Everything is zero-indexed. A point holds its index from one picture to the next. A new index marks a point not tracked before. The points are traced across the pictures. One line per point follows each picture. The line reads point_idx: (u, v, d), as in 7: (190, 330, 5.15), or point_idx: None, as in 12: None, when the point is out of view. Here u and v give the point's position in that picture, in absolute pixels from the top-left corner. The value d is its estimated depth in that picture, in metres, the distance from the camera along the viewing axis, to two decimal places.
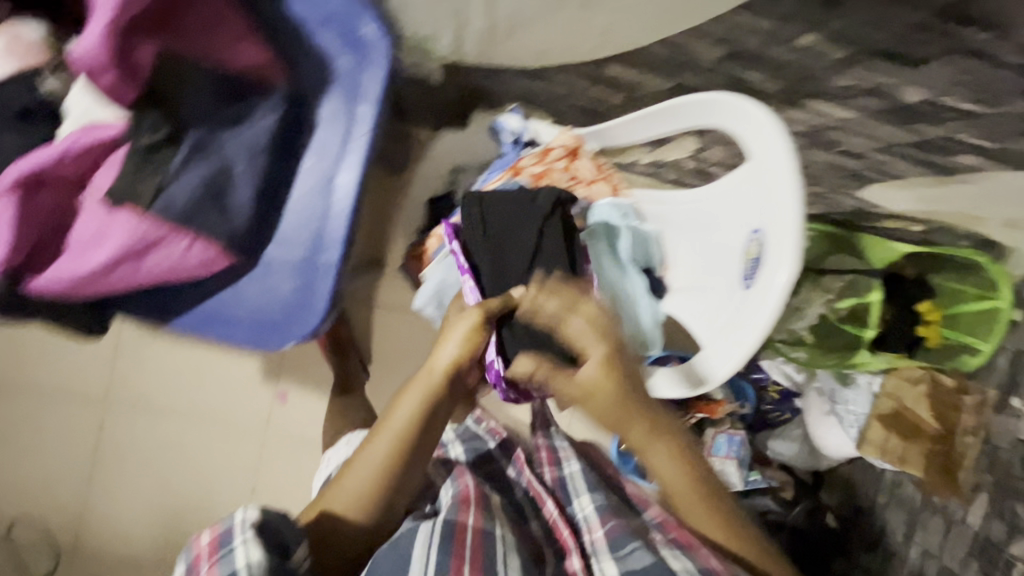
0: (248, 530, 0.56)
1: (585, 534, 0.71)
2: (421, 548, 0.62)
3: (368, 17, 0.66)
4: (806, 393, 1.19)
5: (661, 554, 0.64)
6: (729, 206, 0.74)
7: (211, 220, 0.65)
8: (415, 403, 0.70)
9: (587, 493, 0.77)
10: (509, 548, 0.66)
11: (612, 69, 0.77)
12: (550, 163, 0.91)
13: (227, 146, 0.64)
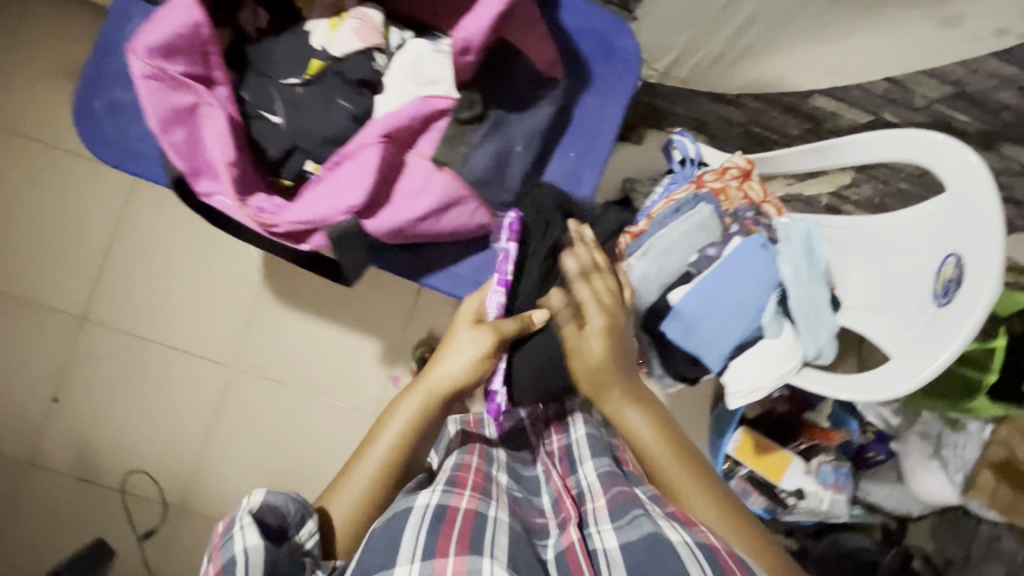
0: (245, 517, 0.54)
1: (590, 502, 0.64)
2: (411, 535, 0.54)
3: (627, 32, 0.76)
4: (905, 437, 1.16)
5: (661, 524, 0.55)
6: (922, 234, 0.80)
7: (492, 190, 0.71)
8: (412, 409, 0.69)
9: (591, 459, 0.71)
10: (504, 531, 0.57)
11: (817, 101, 0.85)
12: (727, 181, 0.97)
13: (514, 128, 0.70)
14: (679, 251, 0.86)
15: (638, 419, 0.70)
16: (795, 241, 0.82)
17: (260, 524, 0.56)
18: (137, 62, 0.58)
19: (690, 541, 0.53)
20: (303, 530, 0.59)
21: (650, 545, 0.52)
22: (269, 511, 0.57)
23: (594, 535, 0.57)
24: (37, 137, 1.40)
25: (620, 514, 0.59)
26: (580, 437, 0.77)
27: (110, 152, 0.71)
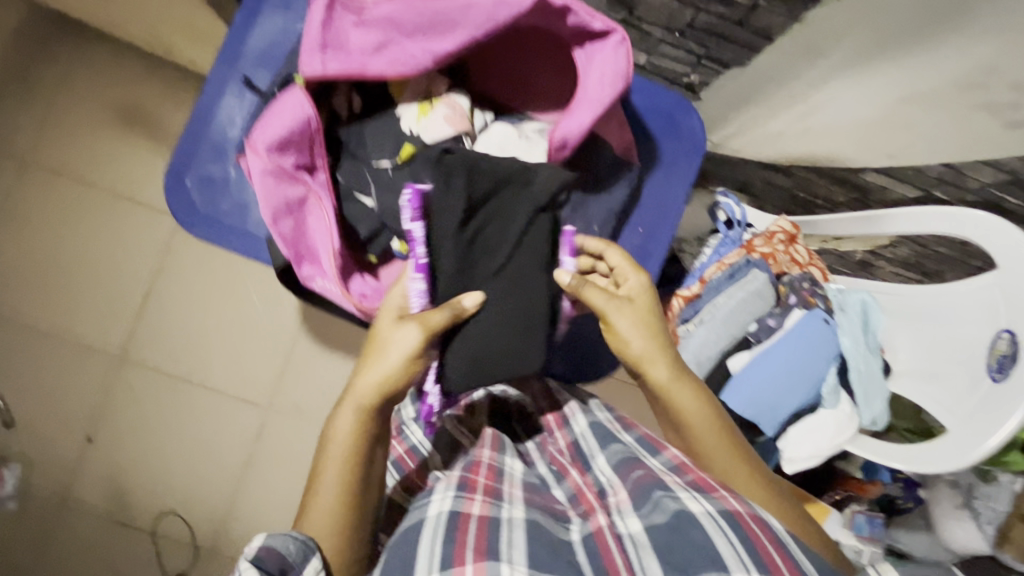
0: (245, 563, 0.53)
1: (609, 496, 0.65)
2: (429, 538, 0.58)
3: (692, 113, 0.80)
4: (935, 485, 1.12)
5: (681, 500, 0.57)
6: (974, 305, 0.83)
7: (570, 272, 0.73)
8: (348, 422, 0.65)
9: (602, 455, 0.73)
10: (519, 528, 0.58)
11: (867, 175, 0.89)
12: (775, 246, 0.99)
13: (590, 209, 0.74)
14: (737, 318, 0.88)
15: (683, 395, 0.70)
16: (851, 316, 0.86)
17: (264, 572, 0.54)
18: (256, 159, 0.65)
19: (713, 510, 0.55)
20: (308, 566, 0.58)
21: (675, 526, 0.54)
22: (271, 554, 0.55)
23: (620, 522, 0.58)
24: (88, 180, 1.43)
25: (642, 502, 0.60)
26: (584, 432, 0.79)
27: (200, 226, 0.74)
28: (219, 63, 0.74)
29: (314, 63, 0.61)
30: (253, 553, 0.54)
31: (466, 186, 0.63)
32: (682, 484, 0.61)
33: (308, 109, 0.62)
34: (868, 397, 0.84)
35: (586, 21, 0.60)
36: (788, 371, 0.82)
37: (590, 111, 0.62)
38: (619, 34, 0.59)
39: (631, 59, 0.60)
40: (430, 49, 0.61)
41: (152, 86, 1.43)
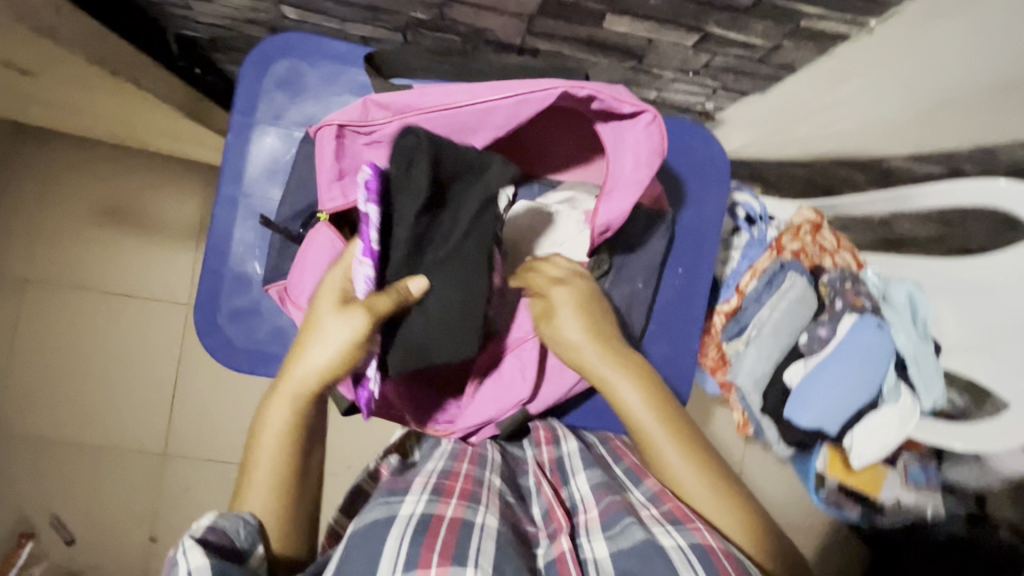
0: (188, 540, 0.43)
1: (581, 515, 0.56)
2: (393, 542, 0.47)
3: (711, 142, 0.78)
4: None
5: (654, 532, 0.50)
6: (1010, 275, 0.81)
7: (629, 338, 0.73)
8: (280, 421, 0.56)
9: (584, 472, 0.62)
10: (490, 539, 0.49)
11: (893, 161, 0.87)
12: (803, 240, 0.96)
13: (633, 268, 0.73)
14: (783, 331, 0.88)
15: (626, 387, 0.61)
16: (899, 305, 0.86)
17: (209, 546, 0.45)
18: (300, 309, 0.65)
19: (685, 544, 0.48)
20: (253, 554, 0.48)
21: (645, 558, 0.46)
22: (219, 533, 0.47)
23: (586, 545, 0.50)
24: (86, 284, 1.36)
25: (611, 525, 0.52)
26: (572, 451, 0.66)
27: (241, 359, 0.72)
28: (224, 188, 0.71)
29: (336, 195, 0.61)
30: (198, 529, 0.46)
31: (431, 168, 0.54)
32: (654, 518, 0.53)
33: (339, 249, 0.62)
34: (924, 386, 0.84)
35: (614, 106, 0.58)
36: (849, 379, 0.82)
37: (625, 191, 0.60)
38: (648, 114, 0.58)
39: (665, 134, 0.59)
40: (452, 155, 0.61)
41: (128, 175, 1.36)
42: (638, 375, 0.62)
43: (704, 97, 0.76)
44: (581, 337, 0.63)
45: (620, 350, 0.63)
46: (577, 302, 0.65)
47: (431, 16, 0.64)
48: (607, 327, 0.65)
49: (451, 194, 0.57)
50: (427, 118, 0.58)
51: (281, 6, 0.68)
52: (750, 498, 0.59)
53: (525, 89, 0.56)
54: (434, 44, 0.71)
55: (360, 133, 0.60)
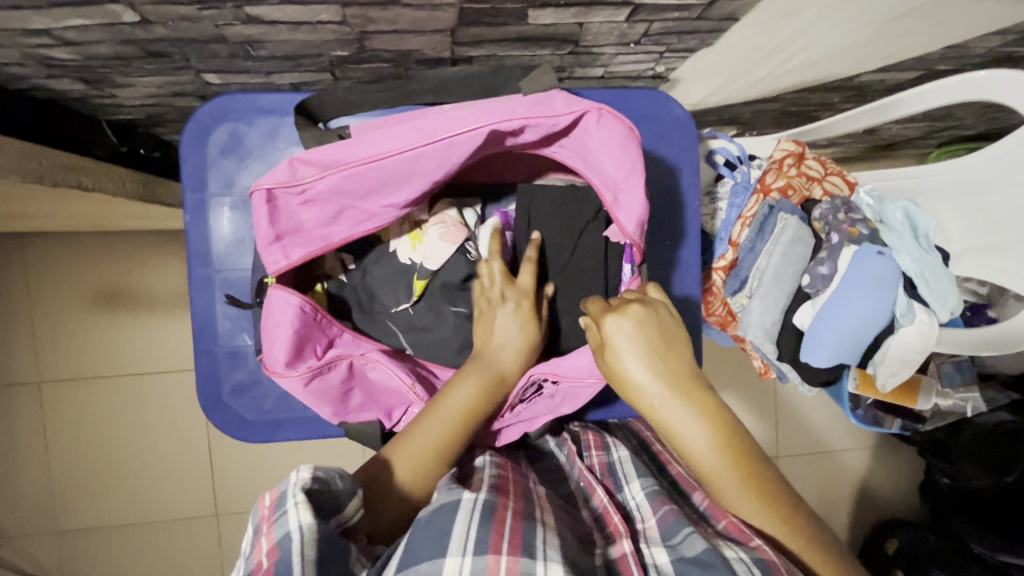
0: (298, 492, 0.47)
1: (640, 523, 0.61)
2: (461, 525, 0.50)
3: (673, 101, 0.75)
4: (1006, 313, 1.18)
5: (716, 542, 0.52)
6: (1008, 171, 0.81)
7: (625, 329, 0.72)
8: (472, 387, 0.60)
9: (638, 480, 0.67)
10: (553, 533, 0.52)
11: (865, 76, 0.84)
12: (788, 174, 0.93)
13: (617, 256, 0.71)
14: (785, 275, 0.86)
15: (693, 427, 0.57)
16: (898, 224, 0.85)
17: (314, 500, 0.48)
18: (282, 380, 0.61)
19: (748, 559, 0.50)
20: (353, 502, 0.51)
21: (706, 564, 0.49)
22: (321, 486, 0.49)
23: (648, 551, 0.55)
24: (103, 373, 1.38)
25: (673, 533, 0.56)
26: (622, 458, 0.72)
27: (256, 431, 0.73)
28: (194, 268, 0.70)
29: (277, 255, 0.59)
30: (303, 482, 0.49)
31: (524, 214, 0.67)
32: (715, 534, 0.56)
33: (295, 302, 0.58)
34: (937, 296, 0.82)
35: (553, 126, 0.56)
36: (863, 308, 0.80)
37: (614, 189, 0.60)
38: (591, 110, 0.56)
39: (620, 119, 0.57)
40: (394, 202, 0.59)
41: (111, 258, 1.35)
42: (707, 414, 0.58)
43: (653, 64, 0.72)
44: (650, 379, 0.58)
45: (691, 390, 0.58)
46: (646, 341, 0.59)
47: (352, 51, 0.61)
48: (676, 359, 0.59)
49: (570, 224, 0.67)
50: (359, 170, 0.56)
51: (200, 74, 0.65)
52: (824, 537, 0.56)
53: (452, 130, 0.54)
54: (365, 74, 0.68)
55: (291, 193, 0.57)
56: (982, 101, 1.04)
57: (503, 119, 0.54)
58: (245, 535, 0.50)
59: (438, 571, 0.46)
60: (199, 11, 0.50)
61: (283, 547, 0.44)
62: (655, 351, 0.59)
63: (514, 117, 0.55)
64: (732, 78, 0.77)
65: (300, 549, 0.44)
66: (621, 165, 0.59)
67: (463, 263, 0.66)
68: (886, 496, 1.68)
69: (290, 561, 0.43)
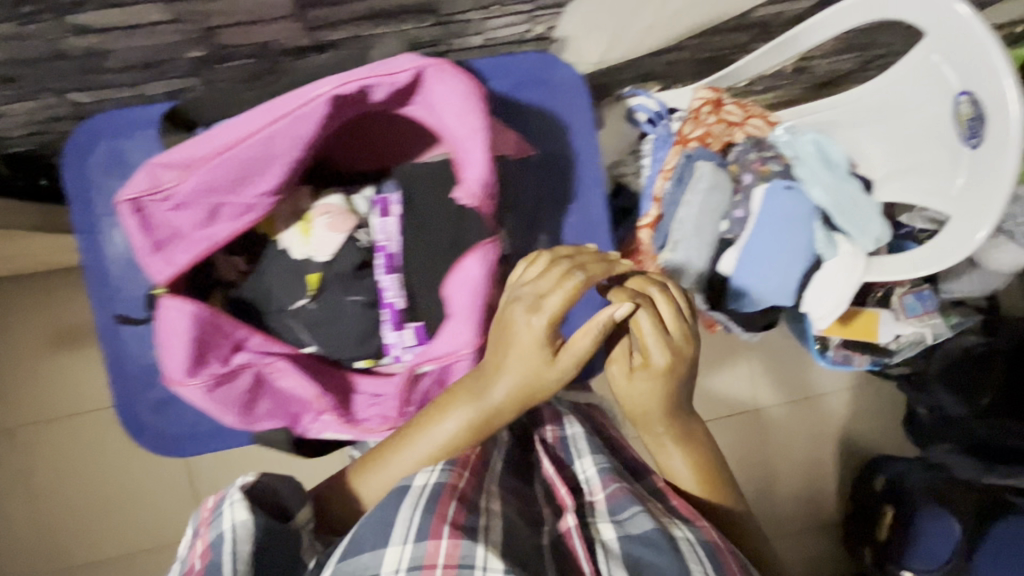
0: (236, 494, 0.52)
1: (587, 497, 0.61)
2: (404, 512, 0.51)
3: (560, 64, 0.73)
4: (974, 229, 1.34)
5: (664, 521, 0.55)
6: (916, 87, 0.80)
7: None
8: (453, 426, 0.58)
9: (589, 455, 0.66)
10: (498, 517, 0.53)
11: (756, 11, 0.82)
12: (706, 123, 0.94)
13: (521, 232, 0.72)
14: (704, 223, 0.85)
15: (679, 452, 0.69)
16: (808, 156, 0.83)
17: (256, 499, 0.53)
18: (182, 390, 0.58)
19: (695, 539, 0.55)
20: (303, 509, 0.56)
21: (651, 542, 0.53)
22: (266, 489, 0.54)
23: (593, 525, 0.57)
24: (73, 411, 1.38)
25: (618, 510, 0.57)
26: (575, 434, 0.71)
27: (182, 445, 0.72)
28: (95, 292, 0.70)
29: (160, 265, 0.57)
30: (245, 483, 0.54)
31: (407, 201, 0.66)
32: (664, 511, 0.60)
33: (188, 308, 0.56)
34: (857, 224, 0.81)
35: (394, 84, 0.53)
36: (789, 246, 0.81)
37: (465, 150, 0.55)
38: (431, 64, 0.53)
39: (460, 72, 0.53)
40: (265, 190, 0.57)
41: (63, 295, 1.35)
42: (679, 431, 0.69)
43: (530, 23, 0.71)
44: (655, 405, 0.67)
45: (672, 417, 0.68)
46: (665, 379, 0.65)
47: (207, 49, 0.60)
48: (683, 393, 0.68)
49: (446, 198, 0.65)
50: (214, 162, 0.54)
51: (65, 95, 0.64)
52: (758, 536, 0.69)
53: (294, 103, 0.52)
54: (236, 74, 0.67)
55: (158, 202, 0.56)
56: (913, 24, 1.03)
57: (337, 82, 0.51)
58: (186, 534, 0.55)
59: (378, 563, 0.48)
60: (22, 26, 0.50)
61: (215, 547, 0.49)
62: (667, 391, 0.66)
63: (351, 79, 0.52)
64: (618, 29, 0.76)
65: (233, 545, 0.49)
66: (465, 118, 0.54)
67: (354, 251, 0.65)
68: (876, 436, 1.67)
69: (224, 557, 0.49)
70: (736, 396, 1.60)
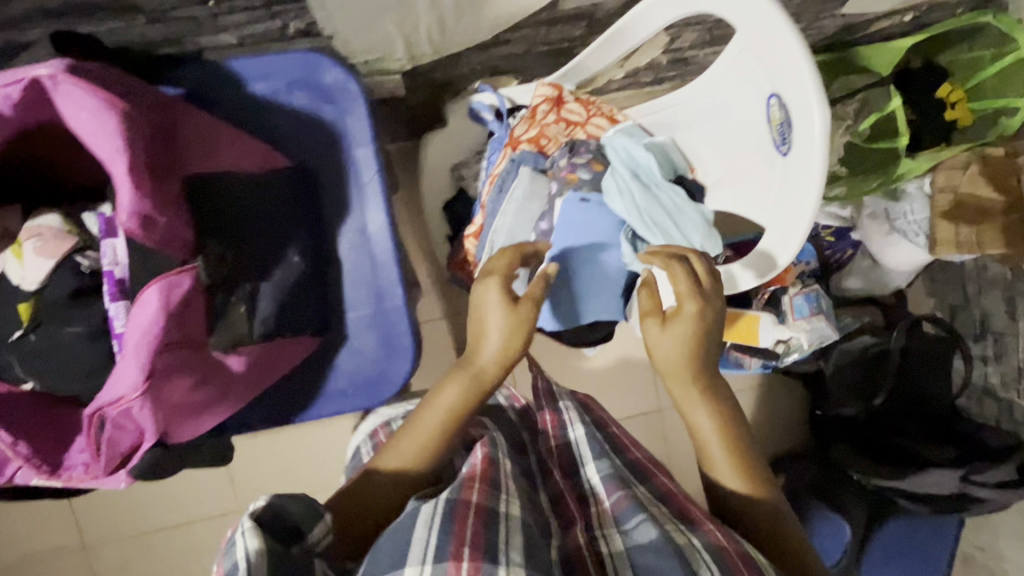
0: (246, 520, 0.47)
1: (596, 504, 0.63)
2: (420, 530, 0.48)
3: (329, 64, 0.66)
4: (862, 223, 1.33)
5: (667, 528, 0.55)
6: (736, 88, 0.75)
7: (307, 311, 0.64)
8: (451, 398, 0.63)
9: (593, 460, 0.68)
10: (516, 527, 0.51)
11: (567, 3, 0.75)
12: (541, 122, 0.87)
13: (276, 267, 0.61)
14: (518, 234, 0.80)
15: (700, 413, 0.64)
16: (618, 167, 0.76)
17: (265, 525, 0.49)
18: None
19: (700, 544, 0.54)
20: (316, 527, 0.51)
21: (658, 550, 0.52)
22: (279, 513, 0.50)
23: (605, 539, 0.57)
24: None
25: (621, 518, 0.58)
26: (577, 438, 0.73)
27: None
28: None
29: None
30: (256, 511, 0.49)
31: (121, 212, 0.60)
32: (672, 517, 0.59)
33: None
34: (680, 231, 0.74)
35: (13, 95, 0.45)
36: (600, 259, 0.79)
37: (114, 179, 0.46)
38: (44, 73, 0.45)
39: (80, 82, 0.44)
40: None
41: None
42: (715, 404, 0.65)
43: (280, 21, 0.62)
44: (675, 358, 0.65)
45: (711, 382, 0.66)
46: (702, 319, 0.65)
47: None
48: (710, 352, 0.67)
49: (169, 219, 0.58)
50: None
51: None
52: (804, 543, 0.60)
53: None
54: None
55: None
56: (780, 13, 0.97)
57: None
58: None
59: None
60: None
61: None
62: (700, 343, 0.66)
63: None
64: (400, 24, 0.68)
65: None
66: (110, 138, 0.46)
67: (72, 277, 0.59)
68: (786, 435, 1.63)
69: None
70: (637, 396, 1.45)
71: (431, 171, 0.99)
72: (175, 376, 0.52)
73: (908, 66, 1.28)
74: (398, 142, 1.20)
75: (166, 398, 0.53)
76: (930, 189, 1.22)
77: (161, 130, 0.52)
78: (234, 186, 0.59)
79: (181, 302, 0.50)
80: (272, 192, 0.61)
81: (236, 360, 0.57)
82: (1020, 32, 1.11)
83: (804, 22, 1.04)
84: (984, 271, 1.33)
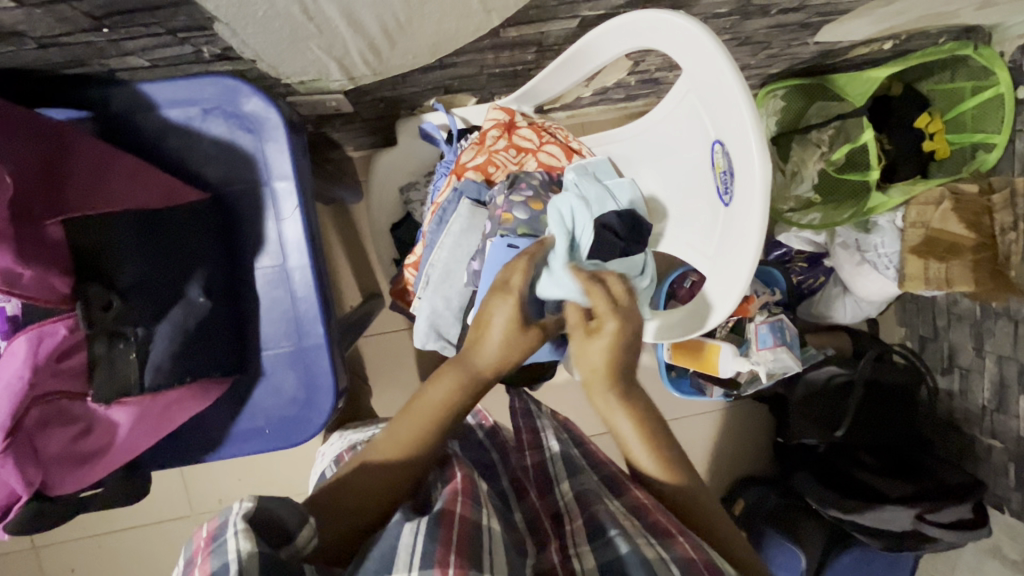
0: (240, 521, 0.41)
1: (569, 524, 0.56)
2: (406, 536, 0.44)
3: (249, 91, 0.63)
4: (834, 251, 1.25)
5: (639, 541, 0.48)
6: (689, 127, 0.73)
7: (216, 353, 0.61)
8: (449, 384, 0.58)
9: (568, 480, 0.62)
10: (498, 542, 0.48)
11: (510, 31, 0.71)
12: (490, 148, 0.83)
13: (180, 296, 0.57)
14: (455, 268, 0.78)
15: (624, 421, 0.59)
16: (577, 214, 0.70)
17: (259, 529, 0.42)
18: None
19: (669, 557, 0.46)
20: (303, 530, 0.44)
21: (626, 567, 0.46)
22: (267, 517, 0.42)
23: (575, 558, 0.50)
24: None
25: (599, 530, 0.51)
26: (554, 456, 0.67)
27: None
28: None
29: None
30: (246, 512, 0.42)
31: None
32: (640, 526, 0.51)
33: None
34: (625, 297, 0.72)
35: None
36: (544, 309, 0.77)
37: None
38: None
39: None
40: None
41: None
42: (638, 409, 0.60)
43: (192, 45, 0.58)
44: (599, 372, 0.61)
45: (631, 389, 0.61)
46: (616, 336, 0.61)
47: None
48: (631, 368, 0.62)
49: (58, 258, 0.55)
50: None
51: None
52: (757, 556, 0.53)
53: None
54: None
55: None
56: (750, 39, 0.91)
57: None
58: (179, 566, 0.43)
59: None
60: None
61: None
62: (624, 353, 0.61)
63: None
64: (330, 52, 0.64)
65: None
66: None
67: None
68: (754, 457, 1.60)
69: None
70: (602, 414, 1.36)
71: (380, 191, 0.97)
72: (47, 428, 0.51)
73: (887, 92, 1.18)
74: (360, 151, 1.16)
75: (44, 451, 0.51)
76: (902, 222, 1.14)
77: (38, 175, 0.52)
78: (125, 225, 0.54)
79: (52, 347, 0.50)
80: (174, 229, 0.58)
81: (121, 412, 0.54)
82: (999, 66, 1.02)
83: (777, 46, 0.99)
84: (954, 305, 1.26)
